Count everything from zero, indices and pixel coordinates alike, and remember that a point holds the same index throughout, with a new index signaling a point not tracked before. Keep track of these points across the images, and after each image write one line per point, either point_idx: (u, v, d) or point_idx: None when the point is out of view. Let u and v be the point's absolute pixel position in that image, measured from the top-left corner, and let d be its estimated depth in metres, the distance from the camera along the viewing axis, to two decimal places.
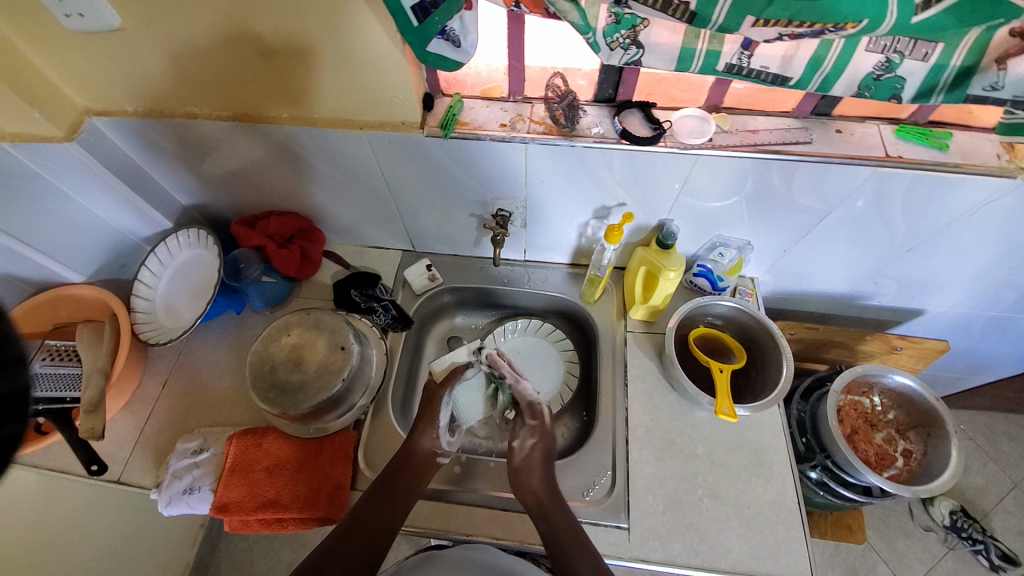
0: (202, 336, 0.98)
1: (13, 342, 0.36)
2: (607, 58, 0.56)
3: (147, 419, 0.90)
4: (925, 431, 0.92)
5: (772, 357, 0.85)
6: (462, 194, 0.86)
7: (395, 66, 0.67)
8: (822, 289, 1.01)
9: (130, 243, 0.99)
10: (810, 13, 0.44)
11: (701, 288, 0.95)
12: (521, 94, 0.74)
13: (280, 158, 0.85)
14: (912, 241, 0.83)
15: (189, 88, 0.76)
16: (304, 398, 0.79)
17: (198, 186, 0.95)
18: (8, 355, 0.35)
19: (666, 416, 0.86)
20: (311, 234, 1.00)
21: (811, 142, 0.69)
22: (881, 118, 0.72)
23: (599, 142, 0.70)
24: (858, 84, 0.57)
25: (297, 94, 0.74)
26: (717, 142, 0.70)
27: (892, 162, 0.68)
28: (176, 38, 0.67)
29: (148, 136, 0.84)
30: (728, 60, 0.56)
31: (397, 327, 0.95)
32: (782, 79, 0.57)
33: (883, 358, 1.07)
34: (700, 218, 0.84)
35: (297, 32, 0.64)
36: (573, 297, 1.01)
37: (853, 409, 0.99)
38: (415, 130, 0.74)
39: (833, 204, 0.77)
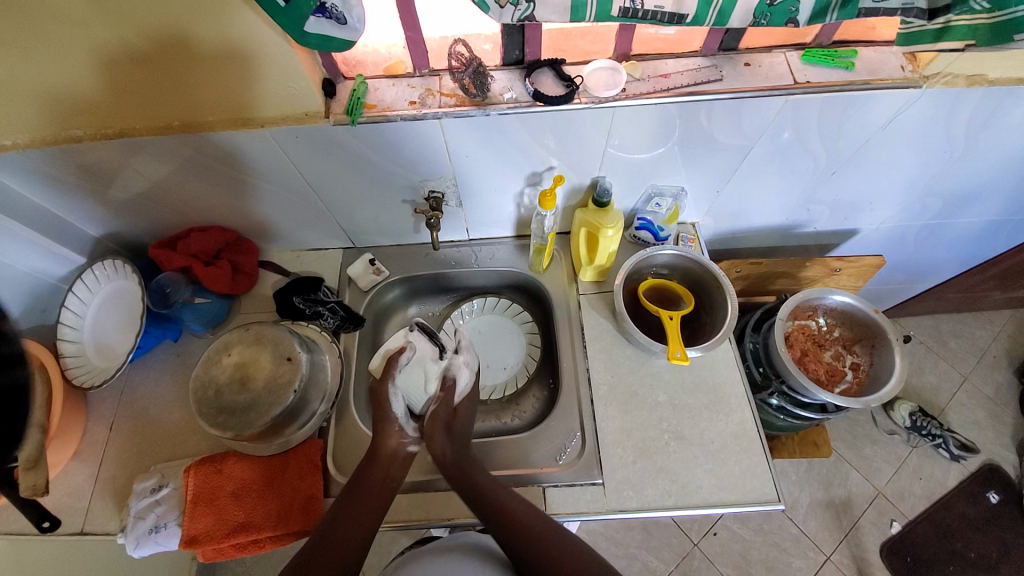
0: (144, 370, 0.93)
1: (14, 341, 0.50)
2: (499, 17, 0.53)
3: (100, 464, 0.85)
4: (869, 343, 0.98)
5: (718, 297, 0.87)
6: (390, 181, 0.83)
7: (282, 55, 0.62)
8: (761, 224, 1.04)
9: (47, 286, 0.92)
10: None
11: (644, 240, 0.95)
12: (427, 67, 0.70)
13: (189, 172, 0.80)
14: (835, 164, 0.85)
15: (62, 110, 0.68)
16: (256, 417, 0.77)
17: (107, 213, 0.88)
18: (11, 352, 0.49)
19: (626, 369, 0.87)
20: (240, 245, 0.95)
21: (722, 79, 0.69)
22: (787, 46, 0.72)
23: (513, 108, 0.68)
24: (752, 13, 0.56)
25: (186, 99, 0.68)
26: (630, 91, 0.68)
27: (801, 89, 0.69)
28: (33, 57, 0.60)
29: (35, 169, 0.77)
30: (621, 5, 0.53)
31: (348, 327, 0.93)
32: (679, 18, 0.56)
33: (826, 281, 1.12)
34: (631, 172, 0.83)
35: (168, 32, 0.58)
36: (523, 269, 1.00)
37: (800, 332, 1.04)
38: (320, 121, 0.70)
39: (753, 139, 0.77)
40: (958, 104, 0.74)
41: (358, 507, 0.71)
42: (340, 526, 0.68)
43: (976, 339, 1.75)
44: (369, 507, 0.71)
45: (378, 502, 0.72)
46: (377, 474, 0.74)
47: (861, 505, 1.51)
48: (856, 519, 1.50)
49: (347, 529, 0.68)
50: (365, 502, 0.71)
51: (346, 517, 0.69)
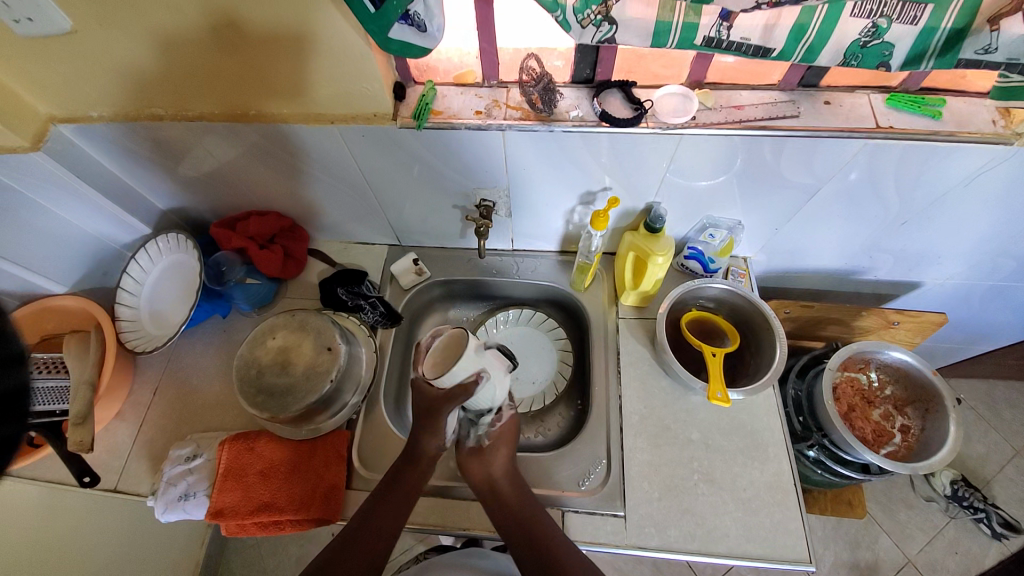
0: (190, 341, 0.97)
1: (14, 336, 0.32)
2: (579, 37, 0.53)
3: (141, 426, 0.90)
4: (923, 407, 0.91)
5: (766, 339, 0.83)
6: (444, 186, 0.84)
7: (360, 57, 0.64)
8: (816, 266, 0.99)
9: (112, 250, 0.97)
10: None
11: (692, 271, 0.93)
12: (496, 78, 0.71)
13: (256, 158, 0.83)
14: (907, 213, 0.81)
15: (151, 88, 0.72)
16: (292, 401, 0.79)
17: (176, 188, 0.93)
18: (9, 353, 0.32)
19: (660, 401, 0.85)
20: (294, 233, 0.99)
21: (799, 116, 0.66)
22: (872, 87, 0.68)
23: (578, 126, 0.67)
24: (843, 53, 0.53)
25: (264, 90, 0.71)
26: (700, 120, 0.66)
27: (884, 133, 0.65)
28: (135, 38, 0.64)
29: (118, 141, 0.82)
30: (705, 34, 0.52)
31: (386, 324, 0.94)
32: (764, 52, 0.54)
33: (880, 334, 1.05)
34: (688, 199, 0.81)
35: (258, 26, 0.61)
36: (563, 285, 0.99)
37: (849, 385, 0.98)
38: (386, 122, 0.71)
39: (822, 179, 0.74)
40: None
41: (390, 505, 0.71)
42: (371, 525, 0.70)
43: None
44: (398, 508, 0.71)
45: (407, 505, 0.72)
46: (411, 479, 0.73)
47: (889, 573, 1.41)
48: None
49: (378, 528, 0.69)
50: (397, 500, 0.71)
51: (375, 513, 0.71)
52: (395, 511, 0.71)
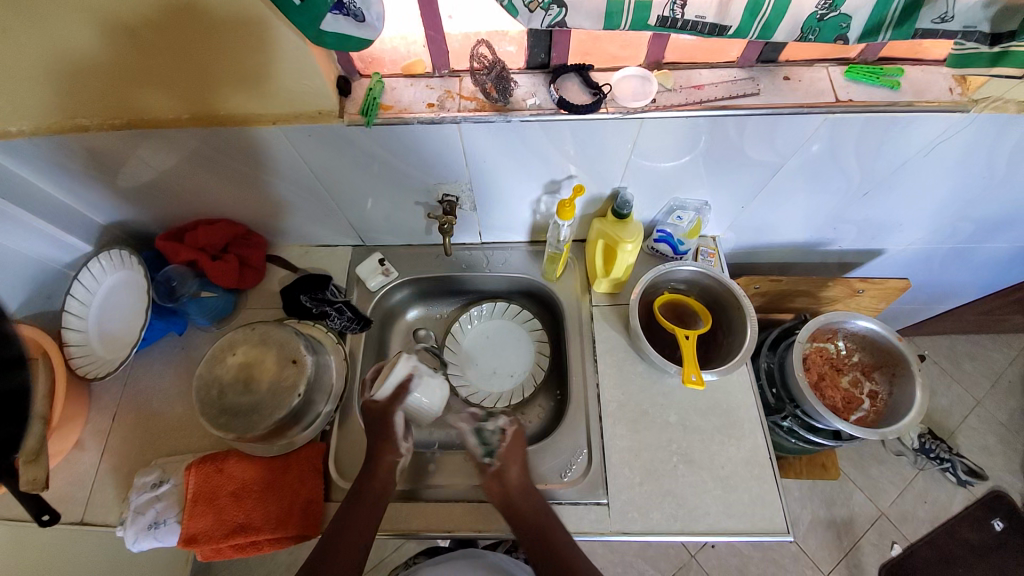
0: (148, 361, 0.92)
1: None
2: (528, 21, 0.50)
3: (102, 455, 0.85)
4: (890, 371, 0.94)
5: (737, 319, 0.83)
6: (403, 184, 0.80)
7: (295, 50, 0.59)
8: (783, 240, 1.00)
9: (53, 271, 0.91)
10: None
11: (662, 253, 0.92)
12: (446, 68, 0.67)
13: (196, 164, 0.77)
14: (867, 185, 0.82)
15: (69, 96, 0.66)
16: (259, 420, 0.75)
17: (114, 201, 0.86)
18: None
19: (637, 387, 0.85)
20: (249, 240, 0.94)
21: (759, 94, 0.65)
22: (830, 61, 0.68)
23: (536, 115, 0.64)
24: (800, 28, 0.52)
25: (195, 91, 0.65)
26: (661, 103, 0.64)
27: (843, 107, 0.65)
28: (42, 42, 0.58)
29: (41, 155, 0.75)
30: (659, 13, 0.49)
31: (355, 328, 0.91)
32: (721, 29, 0.52)
33: (847, 302, 1.08)
34: (654, 182, 0.80)
35: (178, 22, 0.55)
36: (535, 276, 0.97)
37: (818, 355, 1.00)
38: (334, 119, 0.67)
39: (785, 156, 0.73)
40: (1004, 132, 0.70)
41: (359, 514, 0.70)
42: (343, 536, 0.68)
43: (992, 363, 1.71)
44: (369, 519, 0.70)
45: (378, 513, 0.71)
46: (376, 488, 0.72)
47: (863, 525, 1.49)
48: (858, 539, 1.47)
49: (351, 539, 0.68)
50: (366, 508, 0.70)
51: (347, 526, 0.69)
52: (366, 519, 0.70)
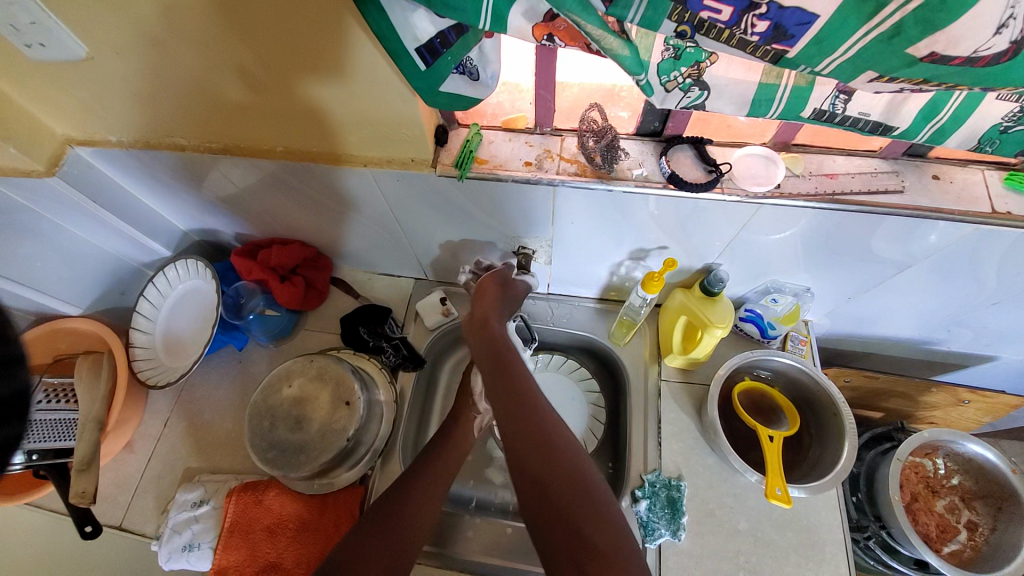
0: (205, 370, 0.92)
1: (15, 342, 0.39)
2: (662, 101, 0.45)
3: (150, 460, 0.86)
4: (994, 504, 0.81)
5: (833, 426, 0.74)
6: (483, 232, 0.77)
7: (398, 98, 0.56)
8: (884, 334, 0.89)
9: (130, 269, 0.93)
10: (963, 79, 0.31)
11: (747, 333, 0.84)
12: (550, 125, 0.63)
13: (276, 187, 0.77)
14: (1003, 295, 0.71)
15: (171, 118, 0.67)
16: (305, 461, 0.74)
17: (196, 211, 0.88)
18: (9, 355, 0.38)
19: (704, 482, 0.76)
20: (317, 262, 0.93)
21: (904, 191, 0.57)
22: (988, 162, 0.59)
23: (641, 187, 0.59)
24: (978, 137, 0.44)
25: (292, 125, 0.65)
26: (786, 189, 0.58)
27: (1001, 220, 0.56)
28: (155, 69, 0.59)
29: (136, 165, 0.77)
30: (817, 106, 0.43)
31: (408, 366, 0.86)
32: (885, 129, 0.45)
33: (947, 410, 0.95)
34: (753, 263, 0.72)
35: (295, 67, 0.55)
36: (600, 336, 0.91)
37: (912, 472, 0.88)
38: (426, 169, 0.64)
39: (916, 257, 0.65)
40: None
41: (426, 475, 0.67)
42: (426, 485, 0.65)
43: None
44: (437, 484, 0.66)
45: (446, 478, 0.68)
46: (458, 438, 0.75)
47: None
48: None
49: (421, 502, 0.62)
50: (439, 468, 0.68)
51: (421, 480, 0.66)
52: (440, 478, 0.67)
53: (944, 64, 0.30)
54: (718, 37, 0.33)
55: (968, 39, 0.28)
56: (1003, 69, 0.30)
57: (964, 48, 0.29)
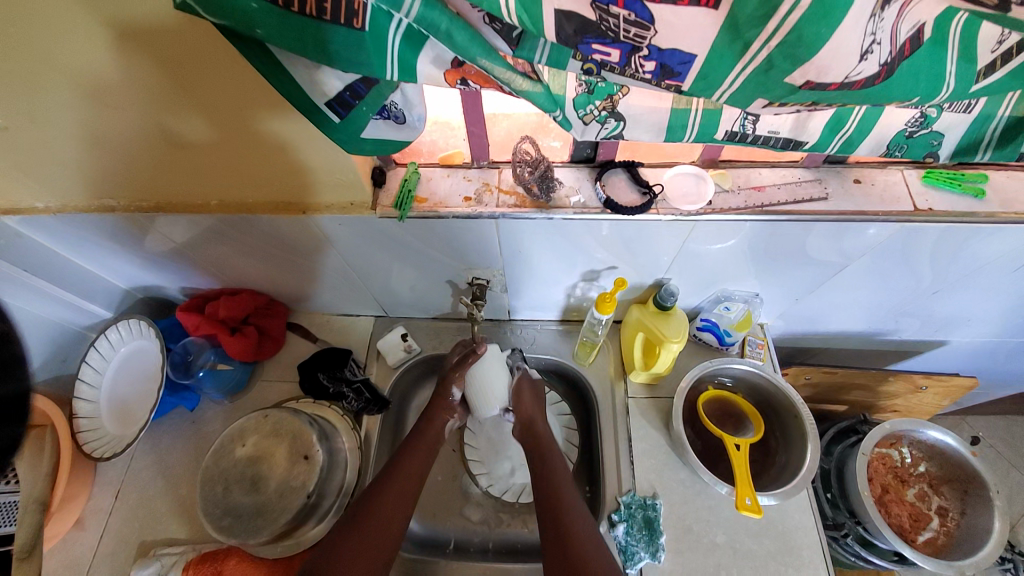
0: (157, 434, 0.87)
1: None
2: (582, 133, 0.46)
3: (100, 538, 0.80)
4: (961, 488, 0.84)
5: (795, 428, 0.76)
6: (435, 268, 0.77)
7: (330, 147, 0.57)
8: (839, 329, 0.92)
9: (70, 335, 0.89)
10: (847, 100, 0.33)
11: (705, 341, 0.85)
12: (486, 159, 0.63)
13: (218, 239, 0.74)
14: (938, 283, 0.74)
15: (97, 182, 0.65)
16: (263, 525, 0.71)
17: (136, 269, 0.85)
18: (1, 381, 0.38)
19: (679, 497, 0.76)
20: (270, 309, 0.90)
21: (828, 198, 0.60)
22: (904, 163, 0.63)
23: (580, 214, 0.60)
24: (886, 145, 0.47)
25: (225, 179, 0.64)
26: (717, 205, 0.60)
27: (923, 217, 0.59)
28: (73, 134, 0.57)
29: (65, 230, 0.73)
30: (728, 127, 0.45)
31: (371, 409, 0.84)
32: (796, 144, 0.47)
33: (906, 396, 0.98)
34: (701, 275, 0.74)
35: (234, 122, 0.54)
36: (565, 358, 0.90)
37: (881, 463, 0.90)
38: (367, 212, 0.64)
39: (851, 257, 0.67)
40: None
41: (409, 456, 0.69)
42: (397, 484, 0.65)
43: None
44: (406, 492, 0.65)
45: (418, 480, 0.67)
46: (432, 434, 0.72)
47: None
48: None
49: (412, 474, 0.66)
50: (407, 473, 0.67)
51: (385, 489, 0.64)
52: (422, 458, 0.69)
53: (825, 91, 0.31)
54: (617, 73, 0.34)
55: (836, 67, 0.29)
56: (881, 88, 0.32)
57: (837, 75, 0.30)
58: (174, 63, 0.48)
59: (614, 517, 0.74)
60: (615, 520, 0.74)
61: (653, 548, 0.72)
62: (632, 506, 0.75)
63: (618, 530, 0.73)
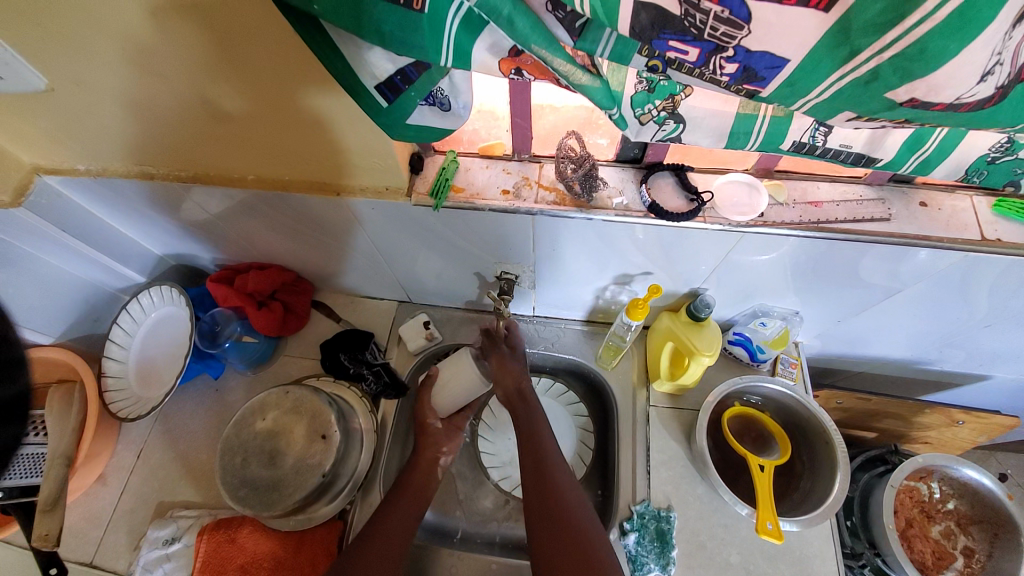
0: (181, 399, 0.89)
1: None
2: (636, 133, 0.44)
3: (122, 494, 0.82)
4: (991, 530, 0.79)
5: (824, 454, 0.73)
6: (464, 260, 0.76)
7: (369, 132, 0.55)
8: (876, 354, 0.88)
9: (105, 295, 0.91)
10: (945, 122, 0.30)
11: (736, 356, 0.82)
12: (528, 152, 0.61)
13: (250, 214, 0.75)
14: (994, 318, 0.69)
15: (138, 148, 0.65)
16: (278, 499, 0.71)
17: (171, 236, 0.86)
18: None
19: (694, 514, 0.74)
20: (297, 286, 0.91)
21: (889, 220, 0.57)
22: (976, 187, 0.58)
23: (621, 217, 0.58)
24: (965, 169, 0.43)
25: (262, 154, 0.63)
26: (769, 218, 0.57)
27: (992, 248, 0.55)
28: (116, 99, 0.57)
29: (106, 194, 0.74)
30: (796, 138, 0.42)
31: (390, 394, 0.84)
32: (866, 161, 0.43)
33: (941, 430, 0.93)
34: (740, 288, 0.71)
35: (278, 97, 0.53)
36: (587, 360, 0.88)
37: (906, 496, 0.86)
38: (401, 198, 0.63)
39: (904, 283, 0.64)
40: None
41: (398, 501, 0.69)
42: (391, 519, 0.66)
43: None
44: (399, 530, 0.65)
45: (415, 512, 0.68)
46: (420, 473, 0.73)
47: None
48: None
49: (403, 514, 0.67)
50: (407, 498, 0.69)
51: (394, 512, 0.68)
52: (415, 496, 0.70)
53: (925, 110, 0.28)
54: (688, 72, 0.32)
55: (947, 86, 0.26)
56: (989, 113, 0.29)
57: (946, 94, 0.27)
58: (222, 36, 0.47)
59: (623, 525, 0.73)
60: (626, 529, 0.73)
61: (663, 563, 0.70)
62: (643, 516, 0.73)
63: (626, 539, 0.72)
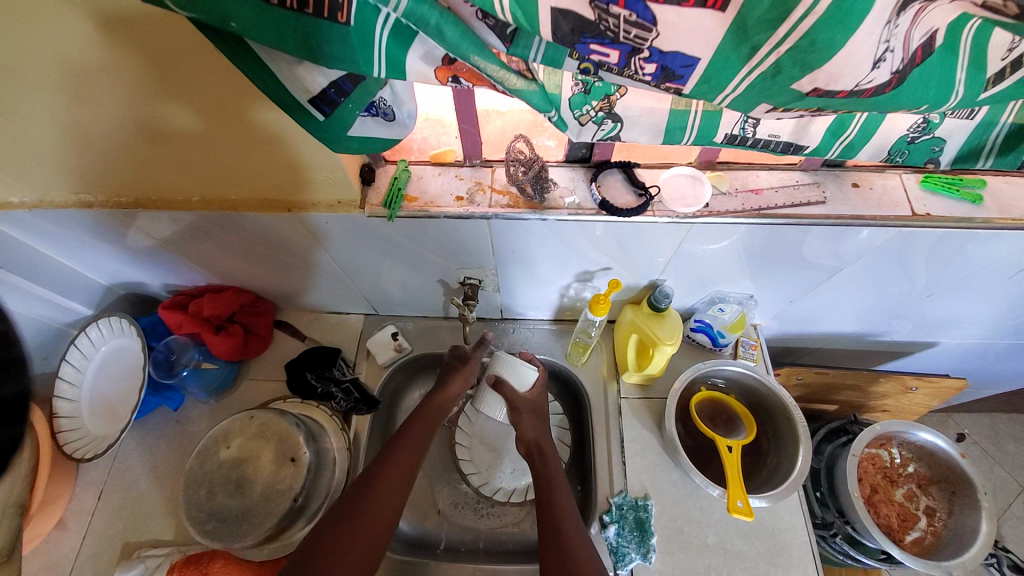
0: (142, 433, 0.85)
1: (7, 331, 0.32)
2: (577, 134, 0.45)
3: (84, 538, 0.78)
4: (949, 488, 0.84)
5: (786, 430, 0.76)
6: (426, 268, 0.75)
7: (317, 148, 0.55)
8: (831, 330, 0.92)
9: (50, 332, 0.86)
10: (852, 108, 0.32)
11: (699, 343, 0.85)
12: (478, 157, 0.62)
13: (201, 236, 0.72)
14: (932, 287, 0.74)
15: (73, 176, 0.62)
16: (248, 530, 0.69)
17: (118, 265, 0.82)
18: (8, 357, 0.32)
19: (670, 499, 0.76)
20: (257, 307, 0.88)
21: (825, 202, 0.60)
22: (903, 167, 0.62)
23: (575, 215, 0.59)
24: (887, 149, 0.46)
25: (208, 175, 0.62)
26: (714, 208, 0.59)
27: (921, 222, 0.59)
28: (46, 127, 0.54)
29: (42, 226, 0.70)
30: (727, 131, 0.44)
31: (361, 409, 0.82)
32: (796, 148, 0.46)
33: (896, 397, 0.99)
34: (696, 276, 0.73)
35: (221, 118, 0.52)
36: (557, 358, 0.89)
37: (870, 463, 0.91)
38: (354, 210, 0.62)
39: (847, 261, 0.67)
40: None
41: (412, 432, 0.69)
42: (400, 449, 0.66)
43: None
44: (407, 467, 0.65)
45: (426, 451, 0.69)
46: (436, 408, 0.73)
47: None
48: None
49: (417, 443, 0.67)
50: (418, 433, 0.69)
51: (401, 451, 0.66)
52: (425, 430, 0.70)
53: (831, 98, 0.30)
54: (615, 73, 0.33)
55: (846, 75, 0.28)
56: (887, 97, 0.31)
57: (846, 83, 0.29)
58: (157, 58, 0.46)
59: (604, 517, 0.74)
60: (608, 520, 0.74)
61: (643, 552, 0.72)
62: (624, 505, 0.75)
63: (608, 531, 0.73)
